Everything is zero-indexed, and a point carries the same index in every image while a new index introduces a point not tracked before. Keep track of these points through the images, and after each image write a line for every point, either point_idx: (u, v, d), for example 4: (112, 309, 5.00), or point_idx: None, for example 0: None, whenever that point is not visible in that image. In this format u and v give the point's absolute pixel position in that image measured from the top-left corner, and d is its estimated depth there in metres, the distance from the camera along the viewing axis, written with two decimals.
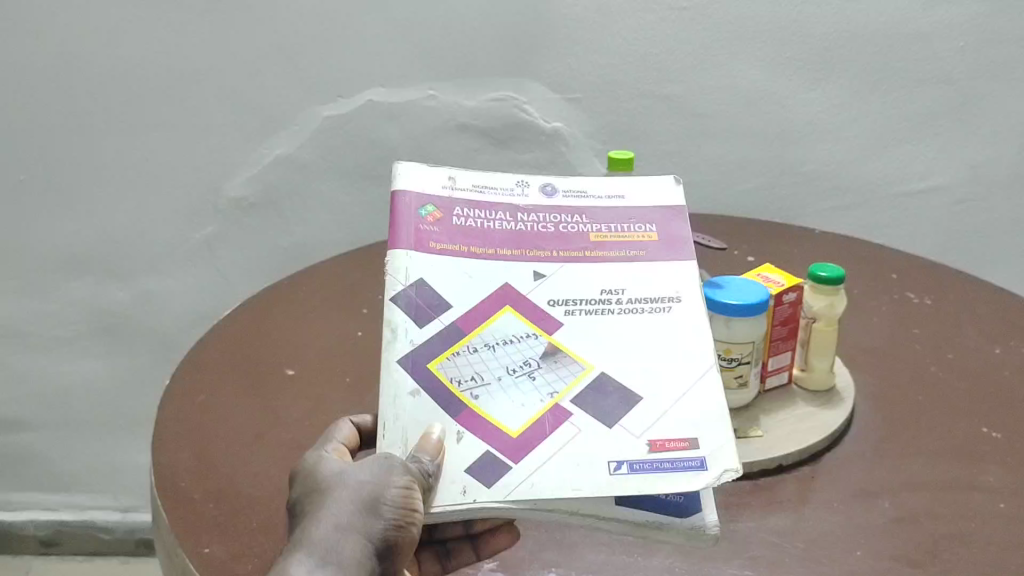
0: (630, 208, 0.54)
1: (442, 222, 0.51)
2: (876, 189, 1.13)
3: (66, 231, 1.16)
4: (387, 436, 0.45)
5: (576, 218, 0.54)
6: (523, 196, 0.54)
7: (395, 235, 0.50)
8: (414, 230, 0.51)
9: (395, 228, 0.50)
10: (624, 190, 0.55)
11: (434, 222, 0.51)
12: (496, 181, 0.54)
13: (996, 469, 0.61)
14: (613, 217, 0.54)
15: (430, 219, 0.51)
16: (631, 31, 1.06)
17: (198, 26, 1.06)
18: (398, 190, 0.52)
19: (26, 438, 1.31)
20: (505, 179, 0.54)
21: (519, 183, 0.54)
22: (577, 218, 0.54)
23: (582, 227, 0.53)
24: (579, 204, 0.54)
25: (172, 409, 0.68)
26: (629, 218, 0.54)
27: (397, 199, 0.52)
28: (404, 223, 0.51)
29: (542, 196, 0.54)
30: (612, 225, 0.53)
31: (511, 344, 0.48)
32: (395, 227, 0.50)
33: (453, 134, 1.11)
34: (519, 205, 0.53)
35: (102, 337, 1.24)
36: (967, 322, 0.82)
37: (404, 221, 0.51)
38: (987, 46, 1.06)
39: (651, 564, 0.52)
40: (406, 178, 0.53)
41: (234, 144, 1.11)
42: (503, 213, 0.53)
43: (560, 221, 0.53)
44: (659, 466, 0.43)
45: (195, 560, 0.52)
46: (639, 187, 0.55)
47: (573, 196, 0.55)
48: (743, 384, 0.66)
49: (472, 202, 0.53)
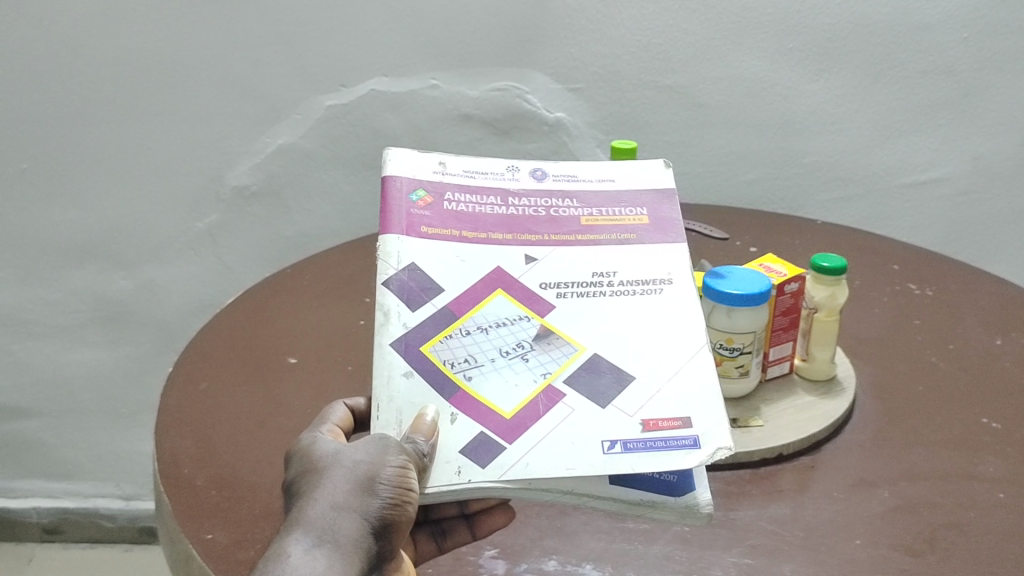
0: (621, 191, 0.54)
1: (433, 207, 0.51)
2: (879, 180, 1.13)
3: (69, 219, 1.16)
4: (381, 417, 0.45)
5: (567, 202, 0.54)
6: (514, 181, 0.54)
7: (387, 219, 0.50)
8: (405, 215, 0.50)
9: (387, 212, 0.50)
10: (613, 174, 0.55)
11: (426, 207, 0.51)
12: (488, 166, 0.54)
13: (996, 459, 0.61)
14: (603, 200, 0.54)
15: (422, 203, 0.51)
16: (634, 21, 1.06)
17: (201, 16, 1.05)
18: (390, 175, 0.52)
19: (29, 427, 1.32)
20: (495, 165, 0.54)
21: (510, 169, 0.54)
22: (568, 202, 0.54)
23: (573, 210, 0.53)
24: (570, 187, 0.54)
25: (174, 396, 0.68)
26: (620, 201, 0.54)
27: (388, 184, 0.51)
28: (395, 208, 0.51)
29: (532, 180, 0.54)
30: (604, 209, 0.54)
31: (504, 327, 0.48)
32: (387, 211, 0.50)
33: (455, 124, 1.11)
34: (510, 190, 0.53)
35: (106, 327, 1.24)
36: (968, 313, 0.82)
37: (396, 206, 0.51)
38: (991, 37, 1.06)
39: (651, 552, 0.52)
40: (396, 163, 0.53)
41: (238, 133, 1.11)
42: (495, 197, 0.53)
43: (551, 205, 0.53)
44: (652, 444, 0.43)
45: (198, 547, 0.52)
46: (628, 171, 0.56)
47: (563, 180, 0.55)
48: (743, 373, 0.65)
49: (462, 186, 0.53)
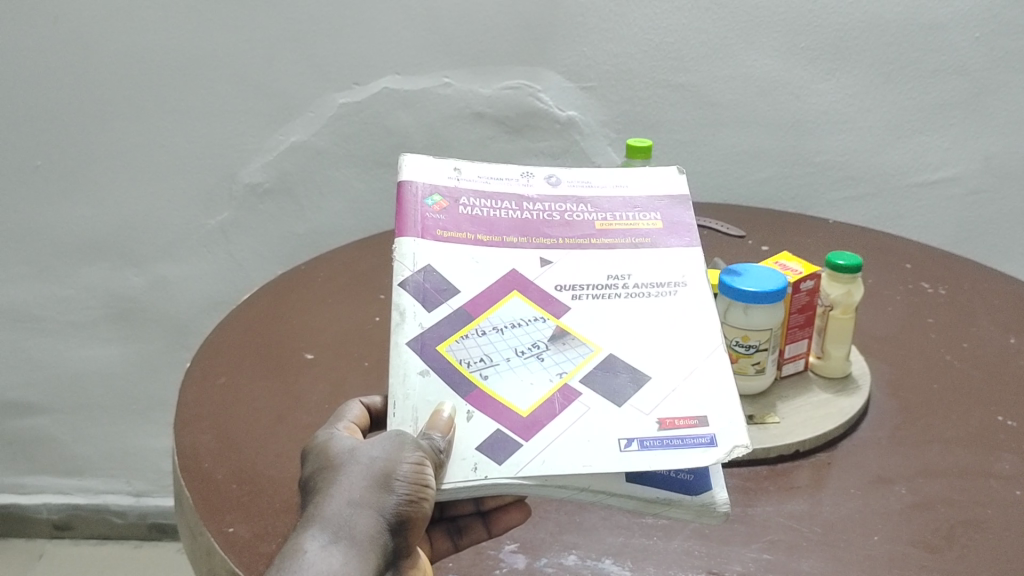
0: (634, 197, 0.55)
1: (448, 212, 0.52)
2: (892, 178, 1.13)
3: (81, 216, 1.17)
4: (397, 414, 0.45)
5: (581, 207, 0.54)
6: (528, 186, 0.54)
7: (403, 223, 0.50)
8: (420, 218, 0.51)
9: (403, 216, 0.50)
10: (628, 181, 0.56)
11: (441, 211, 0.51)
12: (502, 171, 0.54)
13: (1012, 456, 0.60)
14: (617, 206, 0.54)
15: (437, 207, 0.51)
16: (647, 20, 1.06)
17: (215, 14, 1.06)
18: (405, 179, 0.52)
19: (42, 423, 1.33)
20: (509, 170, 0.55)
21: (524, 174, 0.55)
22: (582, 207, 0.54)
23: (587, 215, 0.54)
24: (584, 193, 0.55)
25: (193, 390, 0.68)
26: (634, 206, 0.54)
27: (404, 188, 0.52)
28: (410, 211, 0.51)
29: (546, 185, 0.55)
30: (618, 214, 0.54)
31: (519, 327, 0.48)
32: (402, 215, 0.50)
33: (467, 121, 1.11)
34: (524, 195, 0.54)
35: (118, 324, 1.24)
36: (983, 312, 0.82)
37: (411, 209, 0.51)
38: (1005, 37, 1.05)
39: (670, 547, 0.52)
40: (411, 168, 0.53)
41: (251, 130, 1.11)
42: (509, 202, 0.53)
43: (565, 210, 0.54)
44: (669, 443, 0.43)
45: (220, 539, 0.52)
46: (643, 177, 0.56)
47: (578, 186, 0.55)
48: (759, 370, 0.65)
49: (477, 191, 0.53)
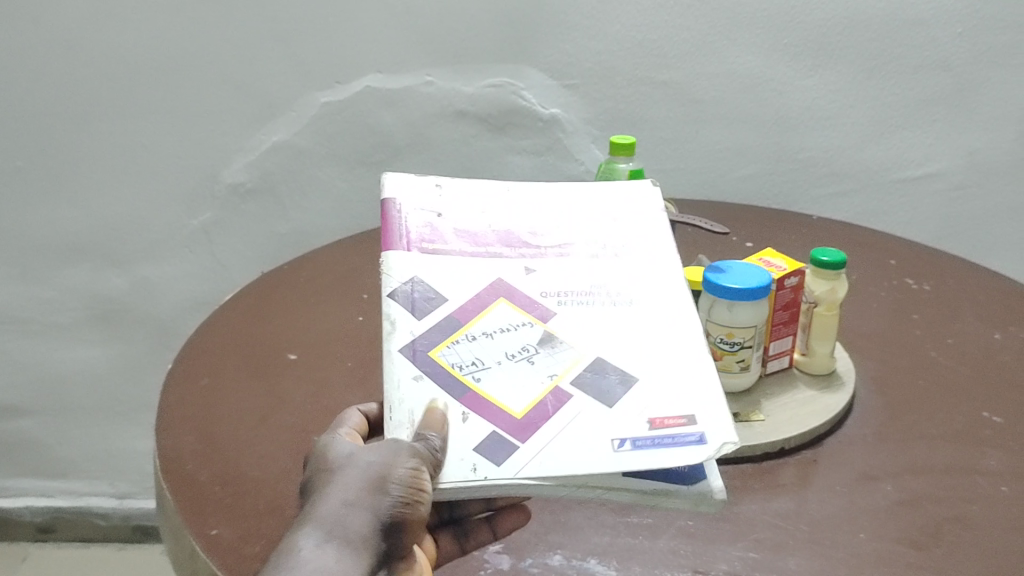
0: (611, 207, 0.57)
1: (434, 224, 0.53)
2: (876, 174, 1.13)
3: (63, 217, 1.16)
4: (392, 419, 0.44)
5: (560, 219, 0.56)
6: (509, 199, 0.56)
7: (389, 237, 0.52)
8: (406, 231, 0.52)
9: (388, 230, 0.52)
10: (607, 199, 0.57)
11: (426, 224, 0.53)
12: (483, 187, 0.57)
13: (998, 452, 0.61)
14: (596, 218, 0.56)
15: (422, 221, 0.53)
16: (630, 17, 1.06)
17: (196, 12, 1.05)
18: (388, 197, 0.54)
19: (23, 426, 1.32)
20: (491, 186, 0.57)
21: (503, 189, 0.57)
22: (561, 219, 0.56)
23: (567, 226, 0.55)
24: (562, 204, 0.57)
25: (176, 392, 0.68)
26: (612, 216, 0.56)
27: (388, 205, 0.54)
28: (395, 225, 0.53)
29: (526, 198, 0.57)
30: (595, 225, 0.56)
31: (509, 332, 0.48)
32: (388, 229, 0.52)
33: (450, 120, 1.11)
34: (506, 206, 0.56)
35: (100, 325, 1.24)
36: (968, 308, 0.82)
37: (396, 223, 0.53)
38: (987, 33, 1.06)
39: (656, 546, 0.52)
40: (395, 186, 0.55)
41: (233, 129, 1.11)
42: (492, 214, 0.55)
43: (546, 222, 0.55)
44: (661, 441, 0.43)
45: (203, 542, 0.52)
46: (622, 192, 0.58)
47: (557, 199, 0.57)
48: (744, 367, 0.65)
49: (462, 203, 0.55)
